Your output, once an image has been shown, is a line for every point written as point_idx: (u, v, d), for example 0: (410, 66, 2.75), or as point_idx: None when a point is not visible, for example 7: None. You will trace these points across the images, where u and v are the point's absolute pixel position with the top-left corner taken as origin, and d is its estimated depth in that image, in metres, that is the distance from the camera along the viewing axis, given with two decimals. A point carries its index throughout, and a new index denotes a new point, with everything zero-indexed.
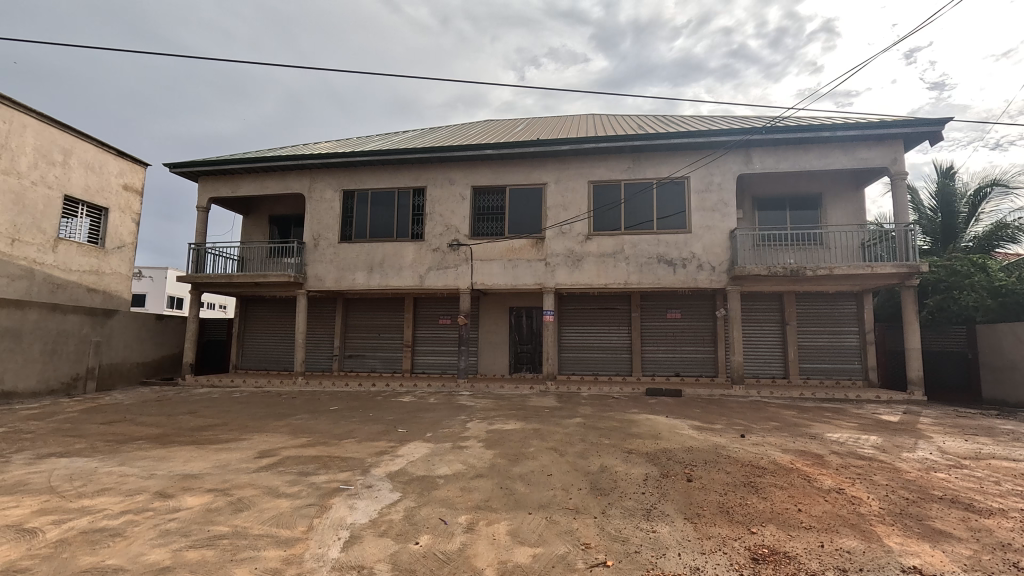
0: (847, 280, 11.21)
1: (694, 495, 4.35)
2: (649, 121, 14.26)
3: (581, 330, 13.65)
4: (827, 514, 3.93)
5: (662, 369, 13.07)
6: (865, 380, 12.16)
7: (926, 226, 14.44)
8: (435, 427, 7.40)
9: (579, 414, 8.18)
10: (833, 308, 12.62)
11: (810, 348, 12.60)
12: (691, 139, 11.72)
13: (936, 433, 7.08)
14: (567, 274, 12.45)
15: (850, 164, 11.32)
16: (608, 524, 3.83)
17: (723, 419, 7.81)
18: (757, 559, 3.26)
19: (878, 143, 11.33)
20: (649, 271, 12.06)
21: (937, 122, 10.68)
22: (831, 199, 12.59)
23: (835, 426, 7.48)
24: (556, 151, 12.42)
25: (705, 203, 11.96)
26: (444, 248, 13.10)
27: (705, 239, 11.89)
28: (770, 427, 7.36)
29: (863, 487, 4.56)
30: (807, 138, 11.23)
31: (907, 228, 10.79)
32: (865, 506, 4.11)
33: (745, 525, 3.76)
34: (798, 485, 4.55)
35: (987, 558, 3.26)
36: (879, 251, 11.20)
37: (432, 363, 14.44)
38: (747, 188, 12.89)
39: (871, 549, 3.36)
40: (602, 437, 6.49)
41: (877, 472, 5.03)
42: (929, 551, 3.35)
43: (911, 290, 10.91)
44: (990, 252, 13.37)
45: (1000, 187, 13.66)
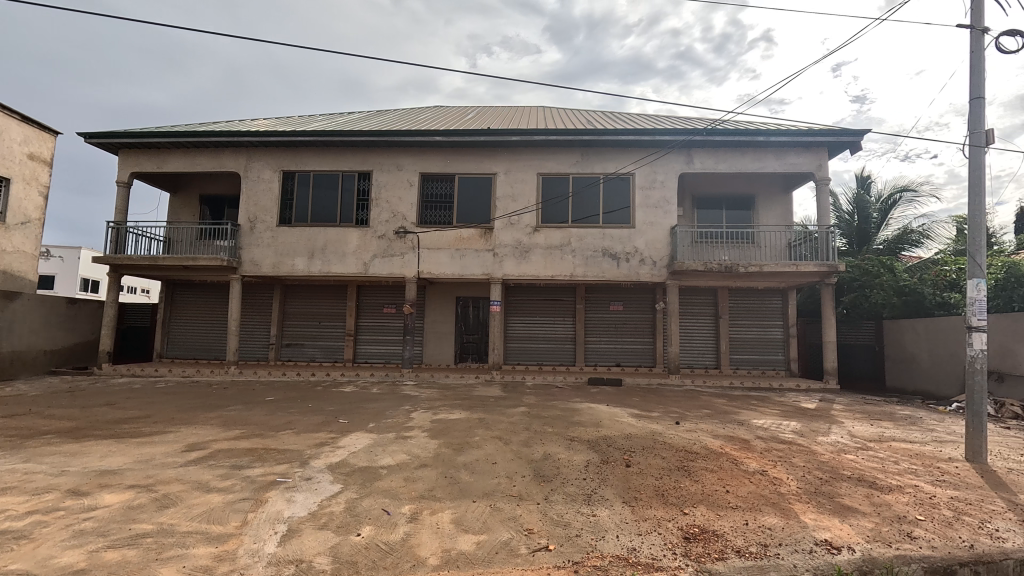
0: (774, 277, 11.97)
1: (632, 479, 4.55)
2: (596, 116, 14.50)
3: (527, 321, 13.78)
4: (751, 494, 4.21)
5: (603, 360, 13.46)
6: (787, 370, 13.12)
7: (844, 229, 15.56)
8: (378, 417, 7.26)
9: (523, 403, 8.29)
10: (762, 303, 13.45)
11: (739, 340, 13.38)
12: (636, 137, 12.06)
13: (847, 419, 7.74)
14: (514, 264, 12.52)
15: (781, 169, 12.06)
16: (551, 509, 3.93)
17: (660, 407, 8.17)
18: (688, 538, 3.46)
19: (806, 150, 12.13)
20: (594, 264, 12.35)
21: (857, 133, 11.59)
22: (764, 200, 13.34)
23: (759, 413, 8.04)
24: (507, 142, 12.40)
25: (648, 200, 12.37)
26: (390, 235, 12.80)
27: (648, 234, 12.32)
28: (703, 414, 7.77)
29: (783, 468, 4.93)
30: (743, 141, 11.88)
31: (828, 230, 11.68)
32: (784, 486, 4.45)
33: (678, 506, 3.97)
34: (726, 468, 4.86)
35: (886, 529, 3.63)
36: (802, 251, 12.02)
37: (375, 353, 14.15)
38: (686, 187, 13.45)
39: (789, 526, 3.65)
40: (546, 425, 6.61)
41: (795, 454, 5.45)
42: (838, 525, 3.68)
43: (830, 288, 11.76)
44: (898, 254, 14.71)
45: (908, 194, 15.02)
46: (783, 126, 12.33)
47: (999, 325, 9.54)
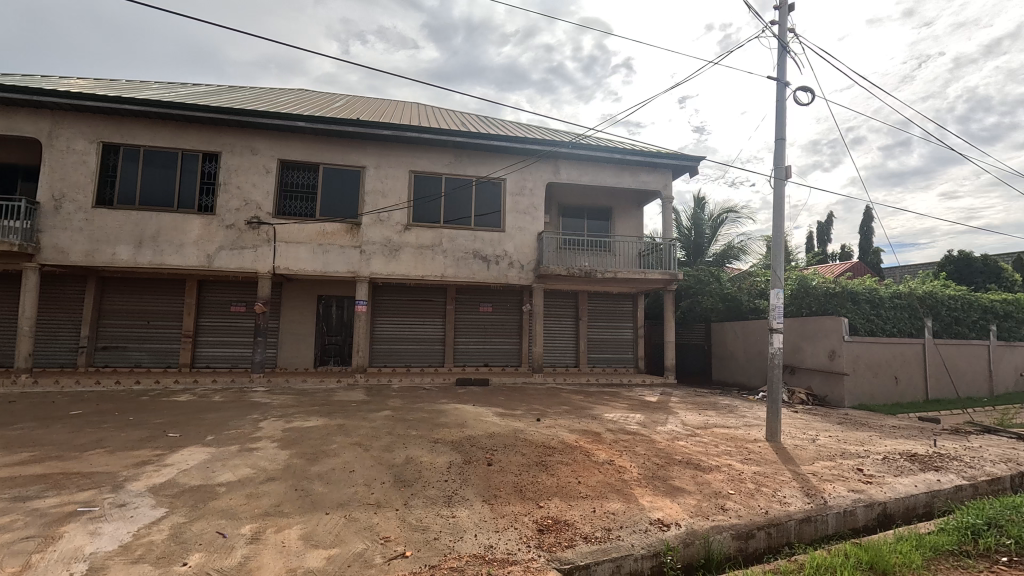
0: (627, 283, 13.19)
1: (492, 478, 4.64)
2: (471, 119, 14.65)
3: (395, 321, 13.38)
4: (599, 483, 4.57)
5: (472, 360, 13.61)
6: (635, 367, 14.54)
7: (684, 242, 17.71)
8: (219, 429, 6.48)
9: (387, 406, 8.02)
10: (616, 306, 14.72)
11: (596, 340, 14.47)
12: (507, 144, 12.44)
13: (681, 409, 8.81)
14: (383, 263, 12.09)
15: (634, 185, 13.34)
16: (410, 514, 3.85)
17: (523, 406, 8.50)
18: (542, 530, 3.63)
19: (655, 170, 13.58)
20: (465, 265, 12.44)
21: (695, 159, 13.29)
22: (620, 212, 14.62)
23: (610, 407, 8.78)
24: (378, 136, 11.95)
25: (518, 205, 12.83)
26: (241, 225, 11.53)
27: (517, 238, 12.77)
28: (561, 411, 8.25)
29: (627, 457, 5.43)
30: (603, 157, 12.94)
31: (671, 243, 13.19)
32: (627, 473, 4.90)
33: (535, 500, 4.14)
34: (579, 460, 5.20)
35: (705, 504, 4.18)
36: (650, 260, 13.41)
37: (220, 356, 12.64)
38: (553, 196, 14.22)
39: (629, 509, 4.02)
40: (410, 429, 6.47)
41: (637, 444, 6.05)
42: (669, 505, 4.15)
43: (671, 294, 13.29)
44: (724, 266, 17.17)
45: (732, 215, 17.58)
46: (636, 146, 13.68)
47: (793, 327, 11.61)
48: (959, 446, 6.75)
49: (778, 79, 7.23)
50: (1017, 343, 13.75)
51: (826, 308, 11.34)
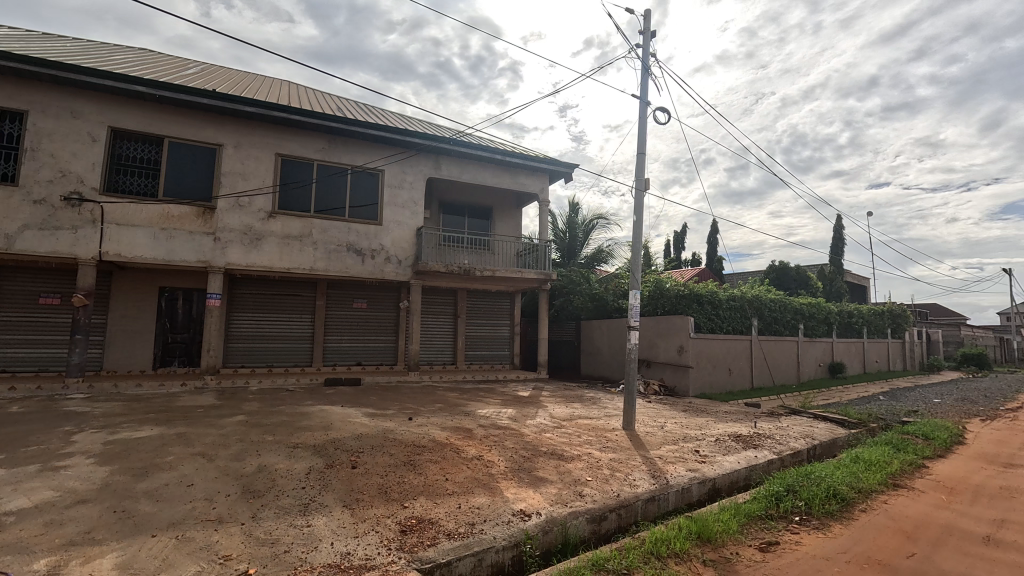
0: (505, 282, 13.53)
1: (355, 481, 4.42)
2: (348, 105, 13.91)
3: (255, 318, 12.21)
4: (467, 479, 4.60)
5: (343, 359, 12.93)
6: (511, 363, 14.99)
7: (559, 244, 18.63)
8: (13, 446, 5.34)
9: (241, 411, 7.28)
10: (494, 304, 15.00)
11: (474, 338, 14.60)
12: (386, 134, 12.04)
13: (551, 403, 9.25)
14: (242, 253, 10.97)
15: (513, 186, 13.74)
16: (257, 528, 3.51)
17: (396, 405, 8.27)
18: (404, 531, 3.54)
19: (533, 173, 14.12)
20: (337, 259, 11.78)
21: (570, 166, 14.09)
22: (500, 212, 14.92)
23: (484, 403, 8.92)
24: (238, 112, 10.81)
25: (396, 199, 12.47)
26: (55, 201, 9.66)
27: (394, 233, 12.41)
28: (435, 408, 8.18)
29: (495, 451, 5.54)
30: (483, 156, 13.13)
31: (546, 244, 13.81)
32: (495, 467, 5.00)
33: (399, 501, 4.03)
34: (448, 458, 5.18)
35: (565, 492, 4.42)
36: (527, 260, 13.91)
37: (23, 358, 10.47)
38: (433, 191, 14.06)
39: (494, 502, 4.10)
40: (266, 434, 5.93)
41: (507, 438, 6.21)
42: (532, 495, 4.31)
43: (545, 293, 13.91)
44: (594, 268, 18.41)
45: (602, 221, 18.89)
46: (516, 149, 14.10)
47: (649, 325, 12.82)
48: (772, 426, 7.98)
49: (641, 99, 7.90)
50: (818, 339, 16.67)
51: (676, 308, 12.68)
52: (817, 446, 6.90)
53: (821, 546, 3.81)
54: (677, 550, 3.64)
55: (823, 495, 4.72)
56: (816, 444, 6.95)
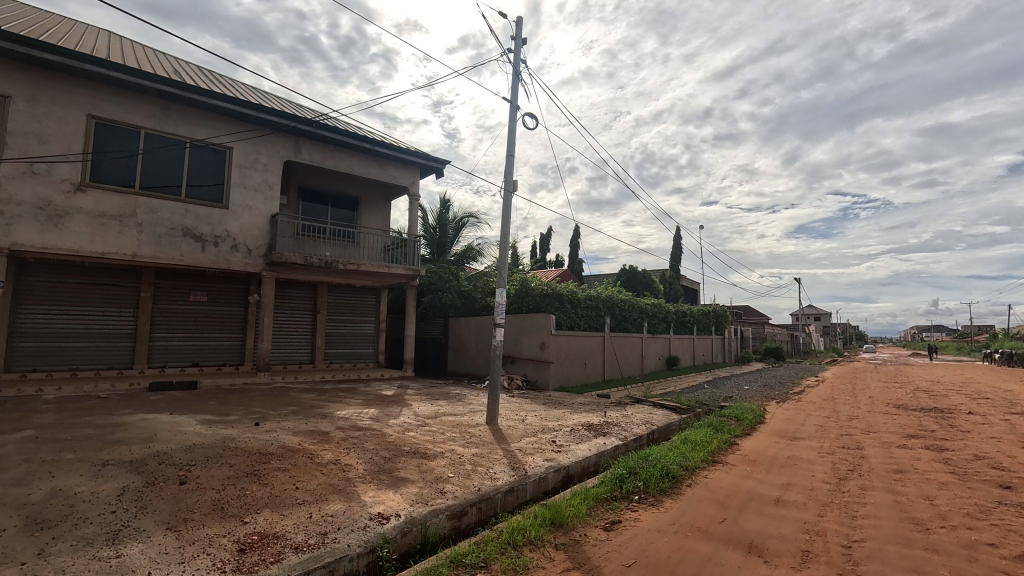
0: (370, 277, 12.99)
1: (184, 499, 3.86)
2: (188, 69, 12.16)
3: (54, 312, 10.06)
4: (320, 486, 4.29)
5: (176, 360, 11.29)
6: (375, 362, 14.44)
7: (429, 240, 18.41)
8: None
9: (30, 425, 5.93)
10: (358, 300, 14.31)
11: (335, 335, 13.76)
12: (236, 108, 10.79)
13: (415, 401, 9.10)
14: (36, 232, 8.98)
15: (382, 178, 13.25)
16: (45, 567, 2.88)
17: (240, 410, 7.44)
18: (244, 549, 3.17)
19: (403, 166, 13.77)
20: (170, 244, 10.26)
21: (441, 162, 14.02)
22: (367, 204, 14.27)
23: (344, 404, 8.44)
24: (34, 58, 8.81)
25: (246, 181, 11.24)
26: None
27: (243, 218, 11.19)
28: (287, 412, 7.52)
29: (353, 454, 5.27)
30: (348, 142, 12.48)
31: (415, 239, 13.56)
32: (352, 471, 4.75)
33: (238, 517, 3.61)
34: (299, 464, 4.79)
35: (426, 491, 4.36)
36: (395, 255, 13.52)
37: None
38: (292, 176, 12.95)
39: (350, 508, 3.88)
40: (65, 452, 4.91)
41: (367, 439, 5.94)
42: (392, 497, 4.17)
43: (413, 289, 13.65)
44: (463, 266, 18.55)
45: (473, 219, 19.10)
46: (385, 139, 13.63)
47: (514, 322, 13.27)
48: (620, 414, 8.78)
49: (512, 103, 8.13)
50: (659, 336, 18.78)
51: (540, 307, 13.32)
52: (655, 430, 7.76)
53: (655, 520, 4.28)
54: (532, 538, 3.81)
55: (658, 474, 5.31)
56: (654, 429, 7.82)
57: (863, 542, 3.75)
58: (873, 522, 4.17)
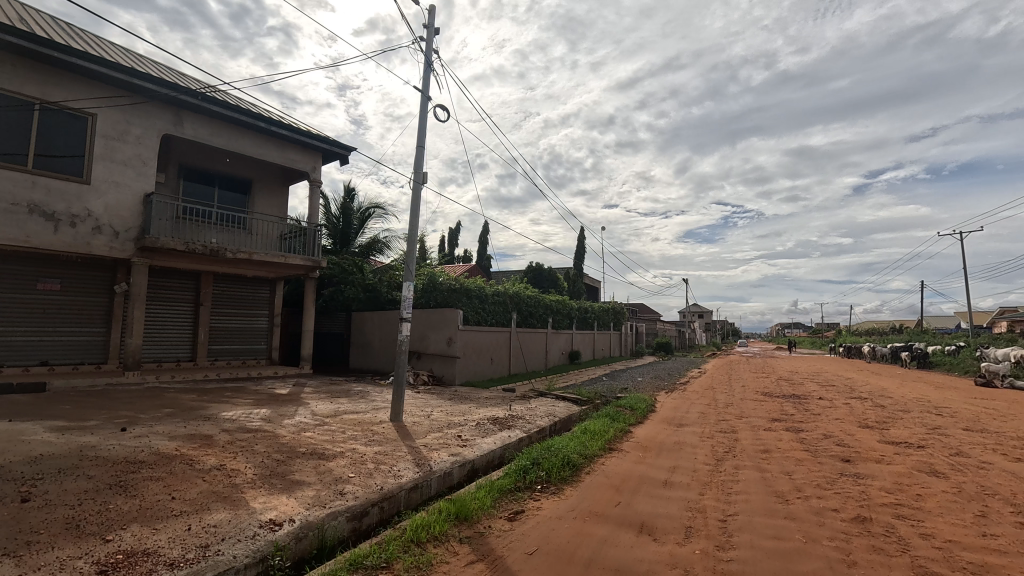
0: (264, 267, 12.04)
1: (26, 519, 3.30)
2: (37, 17, 10.36)
3: None
4: (201, 494, 3.89)
5: (17, 359, 9.63)
6: (268, 359, 13.45)
7: (331, 230, 17.48)
8: None
9: None
10: (249, 292, 13.21)
11: (221, 330, 12.59)
12: (103, 70, 9.42)
13: (313, 400, 8.60)
14: None
15: (279, 161, 12.33)
16: None
17: (102, 414, 6.52)
18: (105, 571, 2.78)
19: (302, 150, 12.92)
20: (11, 222, 8.72)
21: (345, 148, 13.37)
22: (262, 188, 13.19)
23: (231, 405, 7.75)
24: None
25: (114, 153, 9.87)
26: None
27: (109, 196, 9.82)
28: (161, 415, 6.73)
29: (241, 458, 4.85)
30: (241, 119, 11.46)
31: (315, 228, 12.81)
32: (240, 476, 4.37)
33: (98, 535, 3.16)
34: (176, 472, 4.31)
35: (324, 493, 4.14)
36: (293, 244, 12.68)
37: None
38: (171, 152, 11.59)
39: (236, 516, 3.57)
40: None
41: (258, 442, 5.50)
42: (284, 501, 3.90)
43: (312, 281, 12.88)
44: (368, 258, 17.87)
45: (379, 210, 18.43)
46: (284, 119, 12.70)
47: (421, 317, 13.05)
48: (524, 407, 9.00)
49: (423, 93, 7.96)
50: (562, 331, 19.50)
51: (448, 302, 13.21)
52: (556, 421, 8.06)
53: (556, 508, 4.44)
54: (436, 533, 3.78)
55: (560, 463, 5.52)
56: (556, 420, 8.11)
57: (735, 515, 4.20)
58: (744, 497, 4.68)
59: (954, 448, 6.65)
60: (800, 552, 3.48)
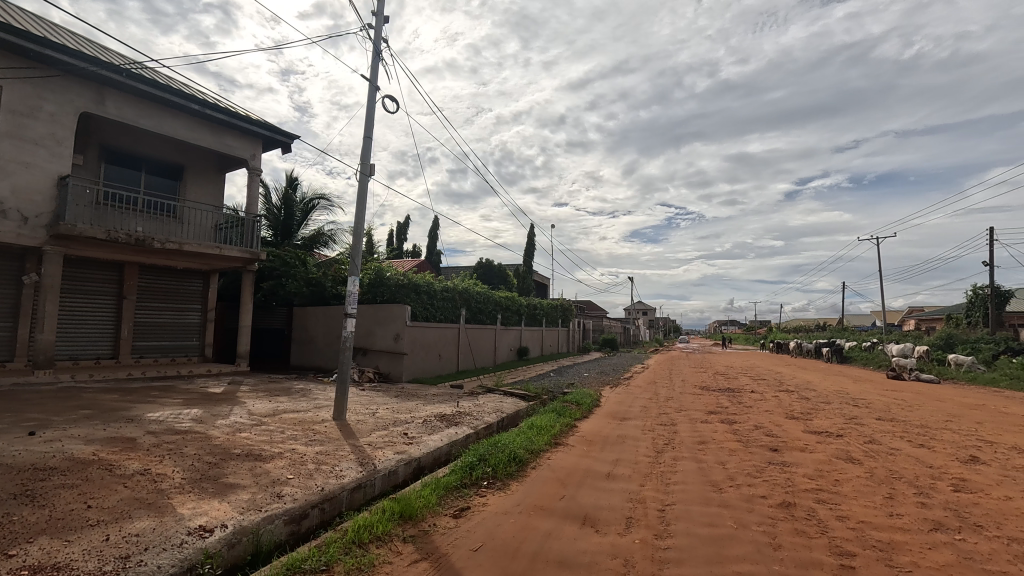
0: (197, 259, 11.35)
1: None
2: None
3: None
4: (121, 502, 3.62)
5: None
6: (200, 355, 12.70)
7: (272, 221, 16.72)
8: None
9: None
10: (179, 285, 12.41)
11: (148, 325, 11.75)
12: (11, 38, 8.54)
13: (250, 398, 8.21)
14: None
15: (214, 146, 11.64)
16: None
17: (6, 417, 5.92)
18: None
19: (241, 136, 12.26)
20: None
21: (288, 136, 12.80)
22: (195, 174, 12.40)
23: (158, 405, 7.26)
24: None
25: (23, 131, 8.98)
26: None
27: (16, 178, 8.92)
28: (76, 417, 6.19)
29: (169, 462, 4.56)
30: (171, 100, 10.72)
31: (254, 219, 12.20)
32: (167, 481, 4.10)
33: (0, 550, 2.88)
34: (92, 479, 3.98)
35: (260, 496, 3.96)
36: (230, 235, 12.02)
37: None
38: (91, 131, 10.67)
39: (162, 524, 3.35)
40: None
41: (187, 444, 5.18)
42: (216, 506, 3.70)
43: (250, 274, 12.27)
44: (311, 251, 17.25)
45: (324, 202, 17.79)
46: (220, 102, 12.01)
47: (367, 313, 12.73)
48: (472, 404, 8.98)
49: (372, 83, 7.74)
50: (511, 328, 19.58)
51: (395, 297, 12.96)
52: (504, 418, 8.09)
53: (501, 503, 4.46)
54: (379, 533, 3.70)
55: (506, 459, 5.55)
56: (504, 417, 8.14)
57: (673, 505, 4.37)
58: (682, 486, 4.89)
59: (868, 436, 7.24)
60: (730, 538, 3.67)
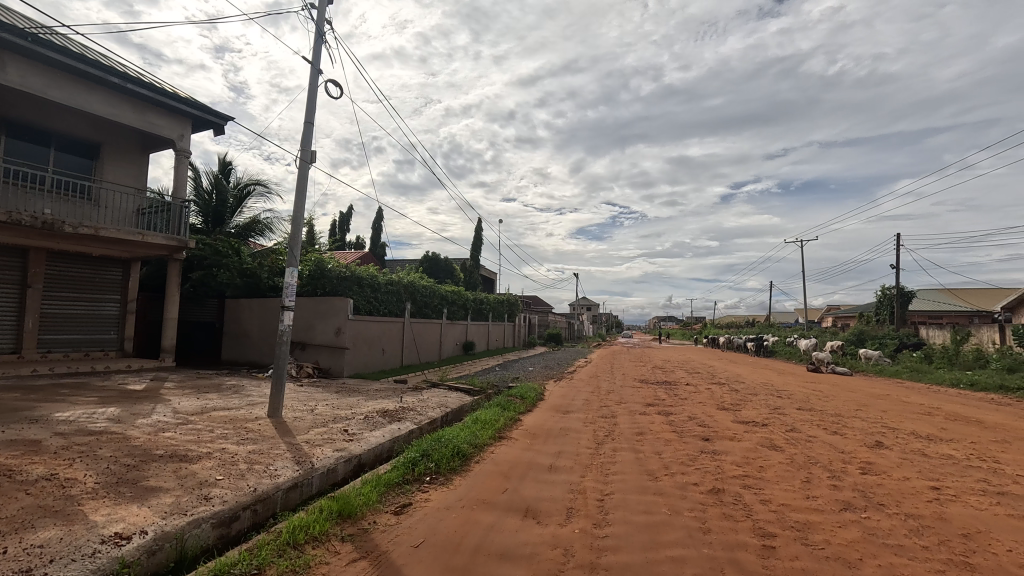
0: (115, 245, 10.48)
1: None
2: None
3: None
4: (21, 511, 3.28)
5: None
6: (118, 350, 11.73)
7: (201, 207, 15.69)
8: None
9: None
10: (95, 273, 11.41)
11: (57, 316, 10.72)
12: None
13: (175, 396, 7.70)
14: None
15: (135, 123, 10.74)
16: None
17: None
18: None
19: (167, 114, 11.39)
20: None
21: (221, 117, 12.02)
22: (114, 153, 11.41)
23: (68, 404, 6.65)
24: None
25: None
26: None
27: None
28: None
29: (80, 465, 4.18)
30: (85, 70, 9.80)
31: (182, 204, 11.39)
32: (77, 486, 3.77)
33: None
34: None
35: (184, 499, 3.72)
36: (154, 221, 11.17)
37: None
38: None
39: (71, 533, 3.08)
40: None
41: (103, 446, 4.78)
42: (134, 512, 3.44)
43: (177, 263, 11.47)
44: (245, 240, 16.34)
45: (260, 188, 16.88)
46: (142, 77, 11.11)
47: (307, 305, 12.26)
48: (415, 399, 8.85)
49: (313, 65, 7.40)
50: (456, 322, 19.43)
51: (337, 289, 12.55)
52: (448, 413, 8.02)
53: (444, 499, 4.43)
54: (317, 533, 3.58)
55: (450, 454, 5.52)
56: (448, 412, 8.07)
57: (612, 494, 4.52)
58: (620, 476, 5.05)
59: (789, 425, 7.79)
60: (664, 524, 3.84)
